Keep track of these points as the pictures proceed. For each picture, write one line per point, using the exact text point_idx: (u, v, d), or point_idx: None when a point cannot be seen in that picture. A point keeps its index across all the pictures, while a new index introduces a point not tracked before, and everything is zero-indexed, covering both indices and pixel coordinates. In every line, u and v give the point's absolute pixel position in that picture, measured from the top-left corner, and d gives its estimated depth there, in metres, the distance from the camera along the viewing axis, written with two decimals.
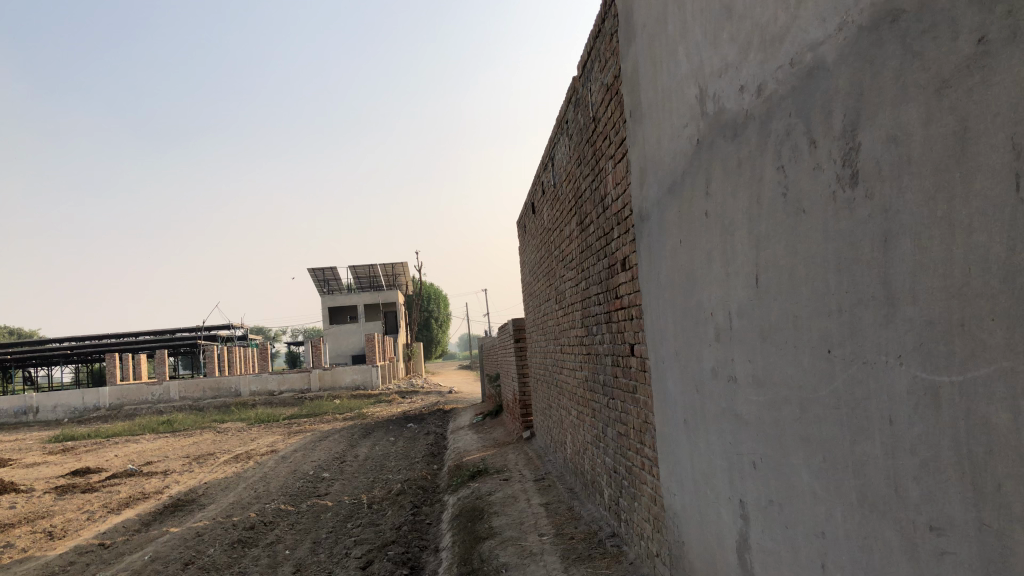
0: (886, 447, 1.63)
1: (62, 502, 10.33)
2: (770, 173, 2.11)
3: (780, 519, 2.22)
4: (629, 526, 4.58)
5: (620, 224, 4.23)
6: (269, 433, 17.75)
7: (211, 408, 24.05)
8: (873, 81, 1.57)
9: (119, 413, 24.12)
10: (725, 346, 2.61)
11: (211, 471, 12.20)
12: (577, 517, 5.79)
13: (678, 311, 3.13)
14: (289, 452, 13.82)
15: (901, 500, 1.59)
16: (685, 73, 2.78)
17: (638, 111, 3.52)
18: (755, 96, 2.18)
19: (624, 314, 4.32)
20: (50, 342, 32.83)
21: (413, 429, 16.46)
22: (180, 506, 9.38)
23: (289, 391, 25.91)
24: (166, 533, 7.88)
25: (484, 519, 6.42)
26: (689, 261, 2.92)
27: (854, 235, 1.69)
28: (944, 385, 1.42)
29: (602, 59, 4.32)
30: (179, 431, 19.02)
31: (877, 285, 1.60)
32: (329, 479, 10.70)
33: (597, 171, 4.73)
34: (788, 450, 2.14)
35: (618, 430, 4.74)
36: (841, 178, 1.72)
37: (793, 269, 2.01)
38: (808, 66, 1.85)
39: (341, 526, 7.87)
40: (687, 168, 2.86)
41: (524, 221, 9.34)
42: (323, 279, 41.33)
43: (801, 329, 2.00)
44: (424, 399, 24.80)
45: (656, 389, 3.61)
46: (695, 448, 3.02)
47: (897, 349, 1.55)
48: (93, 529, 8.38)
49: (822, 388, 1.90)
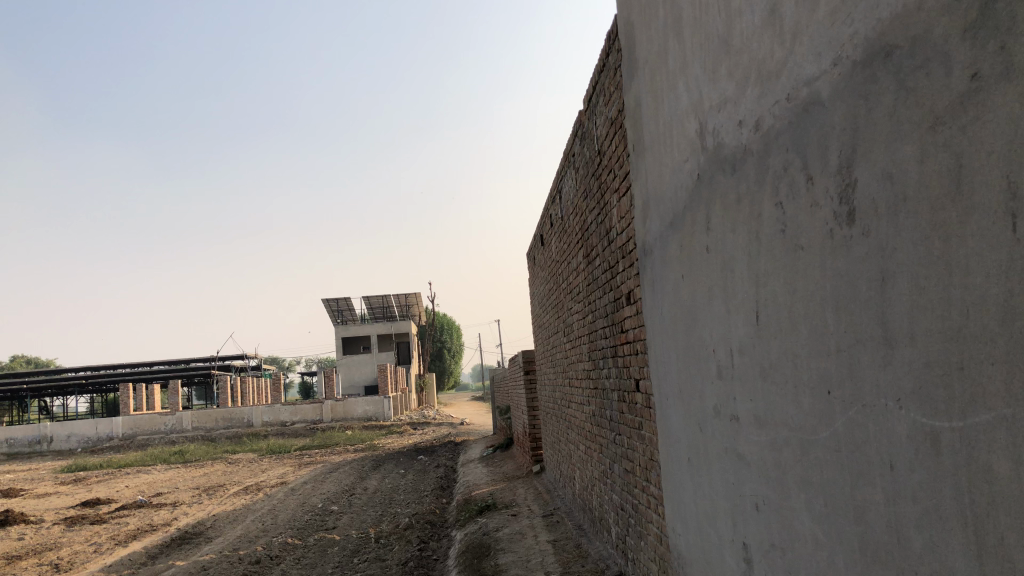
0: (887, 493, 1.57)
1: (70, 534, 10.28)
2: (768, 209, 2.07)
3: (783, 565, 2.16)
4: (636, 564, 4.49)
5: (625, 258, 4.20)
6: (279, 464, 17.67)
7: (223, 439, 23.99)
8: (867, 117, 1.54)
9: (132, 444, 24.12)
10: (726, 383, 2.56)
11: (220, 503, 12.14)
12: (585, 554, 5.69)
13: (681, 347, 3.08)
14: (299, 484, 13.73)
15: (904, 550, 1.52)
16: (685, 108, 2.77)
17: (641, 145, 3.49)
18: (753, 130, 2.15)
19: (629, 349, 4.27)
20: (65, 372, 32.92)
21: (423, 461, 16.33)
22: (187, 539, 9.31)
23: (301, 422, 25.84)
24: (172, 566, 7.81)
25: (490, 557, 6.33)
26: (690, 297, 2.88)
27: (851, 274, 1.64)
28: (943, 431, 1.37)
29: (606, 93, 4.32)
30: (190, 462, 18.99)
31: (875, 326, 1.56)
32: (338, 512, 10.61)
33: (602, 204, 4.71)
34: (790, 494, 2.07)
35: (624, 466, 4.67)
36: (837, 216, 1.69)
37: (793, 307, 1.96)
38: (804, 101, 1.82)
39: (347, 561, 7.78)
40: (688, 202, 2.83)
41: (533, 253, 9.32)
42: (338, 309, 41.46)
43: (801, 368, 1.95)
44: (435, 430, 24.68)
45: (660, 426, 3.55)
46: (698, 487, 2.95)
47: (896, 392, 1.50)
48: (99, 562, 8.32)
49: (822, 431, 1.85)
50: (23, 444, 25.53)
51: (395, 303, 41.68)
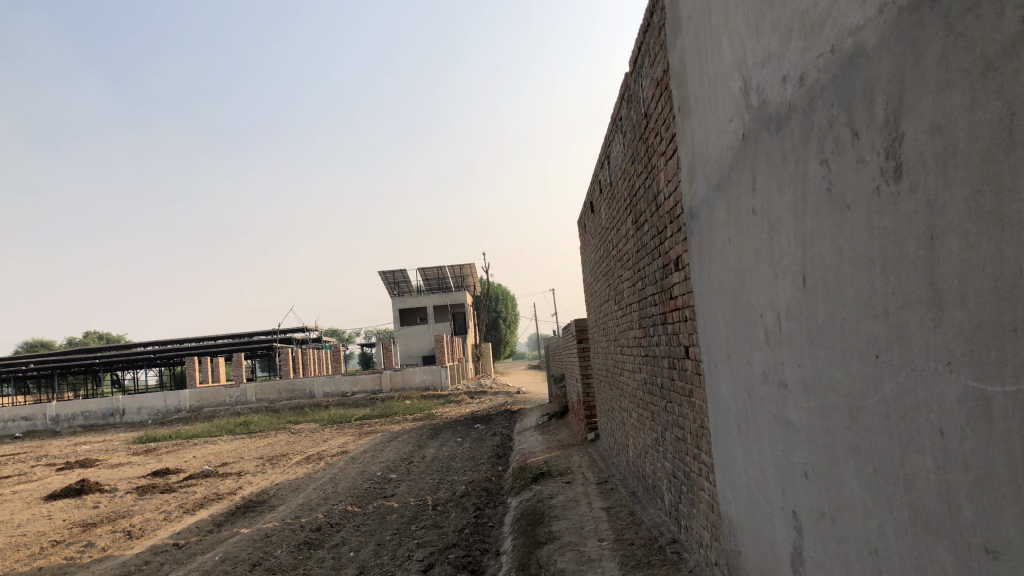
0: (938, 462, 1.51)
1: (141, 502, 10.67)
2: (813, 167, 2.00)
3: (833, 534, 2.10)
4: (688, 532, 4.46)
5: (673, 223, 4.12)
6: (340, 434, 18.04)
7: (286, 410, 24.58)
8: (915, 68, 1.45)
9: (199, 416, 24.89)
10: (774, 348, 2.49)
11: (283, 472, 12.46)
12: (638, 522, 5.68)
13: (728, 312, 3.01)
14: (358, 454, 13.98)
15: (955, 518, 1.46)
16: (729, 65, 2.67)
17: (686, 105, 3.40)
18: (797, 86, 2.06)
19: (678, 315, 4.20)
20: (135, 346, 33.94)
21: (480, 430, 16.47)
22: (251, 507, 9.57)
23: (361, 392, 26.30)
24: (236, 534, 8.04)
25: (544, 524, 6.36)
26: (737, 261, 2.80)
27: (898, 232, 1.57)
28: (996, 397, 1.30)
29: (651, 53, 4.21)
30: (254, 433, 19.53)
31: (924, 286, 1.48)
32: (396, 480, 10.80)
33: (650, 168, 4.62)
34: (838, 461, 2.02)
35: (676, 434, 4.62)
36: (883, 172, 1.61)
37: (840, 269, 1.89)
38: (848, 52, 1.73)
39: (405, 528, 7.90)
40: (734, 163, 2.75)
41: (583, 221, 9.22)
42: (394, 281, 41.95)
43: (849, 333, 1.88)
44: (492, 399, 24.84)
45: (710, 393, 3.50)
46: (748, 454, 2.90)
47: (946, 355, 1.43)
48: (168, 529, 8.61)
49: (870, 395, 1.78)
50: (97, 416, 26.37)
51: (450, 274, 42.00)
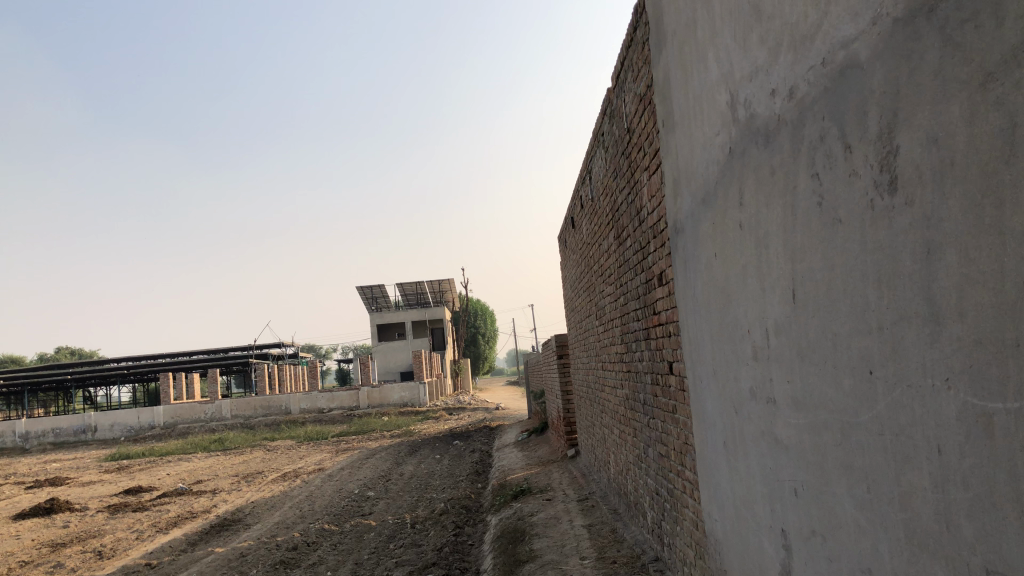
0: (935, 479, 1.48)
1: (113, 521, 10.46)
2: (803, 181, 1.98)
3: (824, 552, 2.07)
4: (671, 550, 4.43)
5: (656, 238, 4.11)
6: (317, 451, 17.83)
7: (261, 426, 24.30)
8: (910, 79, 1.43)
9: (173, 432, 24.54)
10: (763, 364, 2.47)
11: (259, 490, 12.29)
12: (620, 539, 5.63)
13: (714, 328, 2.99)
14: (335, 471, 13.81)
15: (953, 537, 1.43)
16: (715, 79, 2.66)
17: (670, 121, 3.39)
18: (787, 99, 2.05)
19: (662, 331, 4.18)
20: (108, 361, 33.45)
21: (458, 447, 16.35)
22: (226, 526, 9.42)
23: (338, 408, 26.09)
24: (210, 553, 7.90)
25: (525, 542, 6.29)
26: (724, 276, 2.78)
27: (893, 247, 1.55)
28: (998, 414, 1.27)
29: (634, 68, 4.21)
30: (229, 450, 19.27)
31: (921, 301, 1.46)
32: (374, 498, 10.68)
33: (632, 183, 4.61)
34: (830, 478, 1.99)
35: (659, 451, 4.58)
36: (878, 185, 1.59)
37: (831, 284, 1.86)
38: (840, 65, 1.71)
39: (383, 546, 7.80)
40: (720, 177, 2.73)
41: (564, 236, 9.20)
42: (372, 297, 41.80)
43: (840, 349, 1.86)
44: (471, 416, 24.74)
45: (694, 410, 3.47)
46: (734, 471, 2.86)
47: (944, 371, 1.41)
48: (141, 549, 8.45)
49: (863, 412, 1.76)
50: (69, 433, 25.93)
51: (429, 290, 41.94)
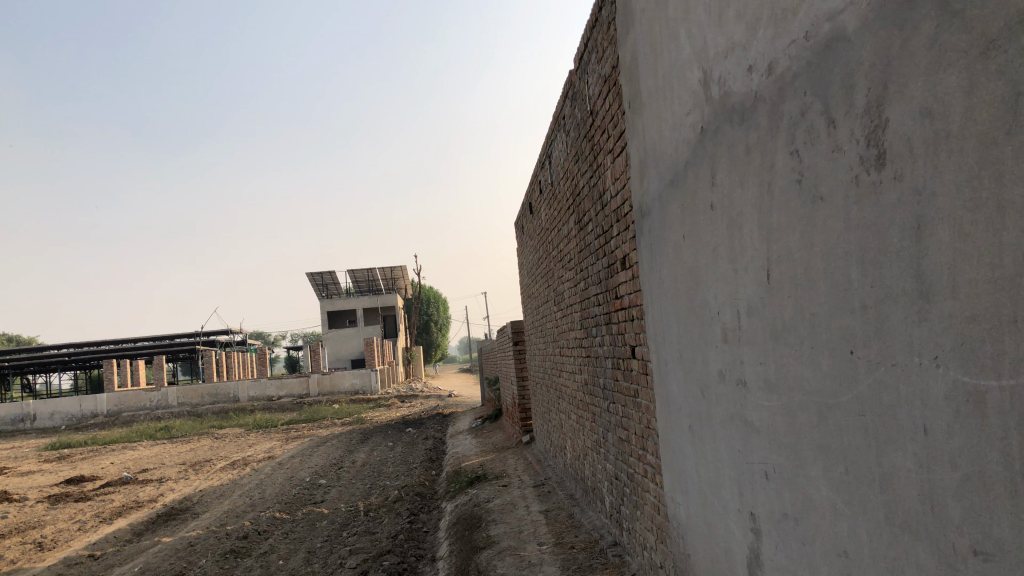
0: (920, 460, 1.45)
1: (54, 512, 10.14)
2: (782, 158, 1.94)
3: (796, 535, 2.05)
4: (631, 535, 4.41)
5: (620, 222, 4.06)
6: (267, 439, 17.52)
7: (209, 414, 23.83)
8: (903, 48, 1.39)
9: (117, 420, 23.92)
10: (733, 347, 2.44)
11: (208, 478, 12.03)
12: (578, 525, 5.61)
13: (681, 311, 2.95)
14: (285, 459, 13.58)
15: (938, 519, 1.41)
16: (688, 57, 2.61)
17: (637, 101, 3.34)
18: (765, 76, 2.01)
19: (624, 315, 4.15)
20: (48, 347, 32.48)
21: (412, 434, 16.23)
22: (173, 515, 9.19)
23: (288, 396, 25.71)
24: (157, 543, 7.69)
25: (481, 528, 6.23)
26: (693, 257, 2.74)
27: (879, 223, 1.52)
28: (991, 391, 1.25)
29: (599, 49, 4.15)
30: (176, 438, 18.85)
31: (909, 278, 1.43)
32: (327, 486, 10.53)
33: (595, 166, 4.56)
34: (804, 459, 1.96)
35: (619, 435, 4.57)
36: (864, 160, 1.55)
37: (810, 263, 1.83)
38: (825, 38, 1.67)
39: (337, 534, 7.68)
40: (691, 157, 2.69)
41: (521, 222, 9.13)
42: (323, 283, 41.23)
43: (819, 329, 1.83)
44: (423, 403, 24.61)
45: (658, 392, 3.46)
46: (700, 455, 2.84)
47: (933, 349, 1.38)
48: (84, 540, 8.20)
49: (843, 393, 1.73)
50: (6, 422, 25.14)
51: (380, 276, 41.57)
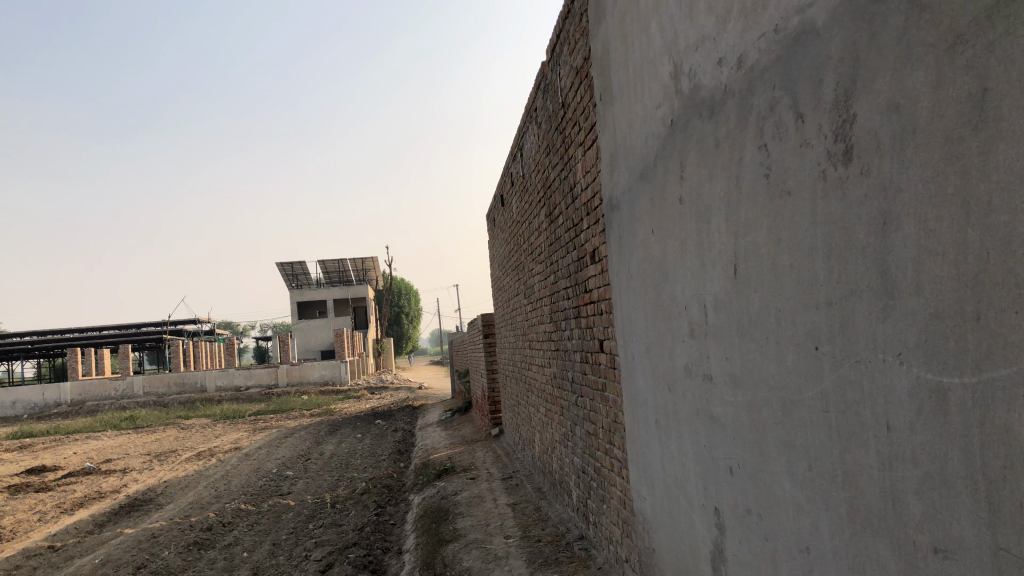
0: (882, 457, 1.45)
1: (14, 502, 9.94)
2: (750, 152, 1.93)
3: (759, 531, 2.05)
4: (597, 528, 4.42)
5: (590, 215, 4.05)
6: (233, 430, 17.33)
7: (175, 404, 23.54)
8: (871, 43, 1.38)
9: (81, 410, 23.55)
10: (699, 342, 2.43)
11: (172, 469, 11.87)
12: (545, 518, 5.61)
13: (649, 305, 2.94)
14: (252, 450, 13.44)
15: (899, 516, 1.41)
16: (658, 49, 2.59)
17: (608, 93, 3.32)
18: (734, 69, 2.00)
19: (593, 309, 4.14)
20: (11, 335, 31.84)
21: (380, 426, 16.13)
22: (136, 506, 9.06)
23: (256, 386, 25.47)
24: (119, 535, 7.56)
25: (448, 521, 6.21)
26: (661, 252, 2.73)
27: (846, 218, 1.51)
28: (953, 389, 1.24)
29: (571, 41, 4.13)
30: (141, 428, 18.60)
31: (874, 274, 1.42)
32: (293, 477, 10.44)
33: (566, 159, 4.53)
34: (768, 456, 1.96)
35: (586, 429, 4.56)
36: (831, 155, 1.54)
37: (776, 258, 1.83)
38: (794, 32, 1.66)
39: (303, 526, 7.61)
40: (660, 151, 2.67)
41: (493, 214, 9.09)
42: (293, 273, 40.89)
43: (785, 324, 1.82)
44: (393, 395, 24.51)
45: (625, 386, 3.44)
46: (666, 450, 2.83)
47: (897, 346, 1.37)
48: (44, 531, 8.05)
49: (808, 389, 1.72)
50: None
51: (351, 267, 41.34)
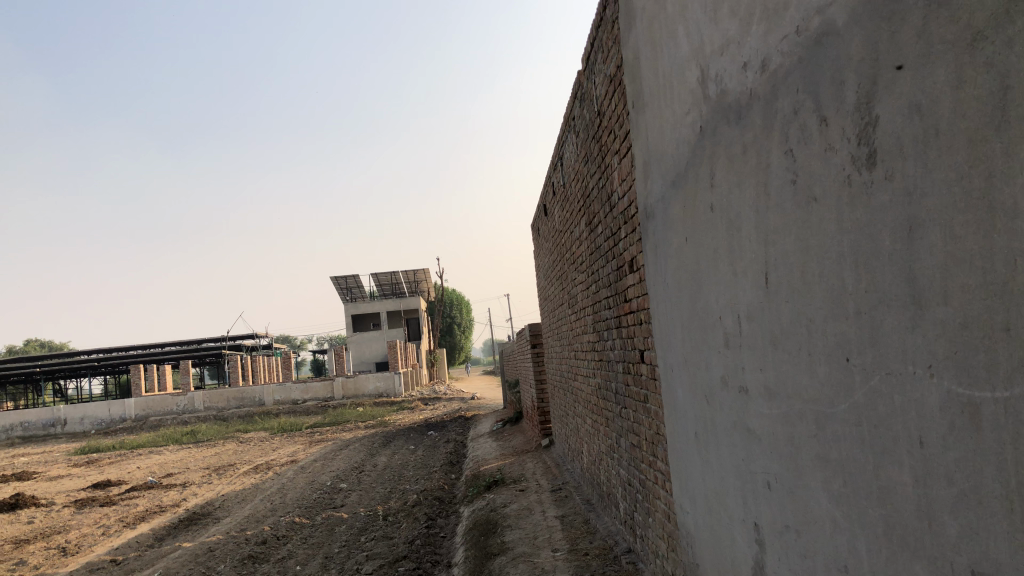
0: (916, 473, 1.38)
1: (79, 517, 10.23)
2: (776, 158, 1.87)
3: (798, 548, 1.98)
4: (644, 541, 4.35)
5: (627, 224, 4.00)
6: (290, 443, 17.58)
7: (234, 418, 24.01)
8: (891, 42, 1.33)
9: (145, 425, 24.16)
10: (734, 352, 2.37)
11: (230, 483, 12.09)
12: (593, 531, 5.54)
13: (685, 315, 2.88)
14: (308, 463, 13.61)
15: (936, 536, 1.34)
16: (686, 55, 2.55)
17: (640, 100, 3.27)
18: (758, 73, 1.95)
19: (633, 319, 4.08)
20: (77, 354, 32.93)
21: (433, 437, 16.19)
22: (195, 520, 9.23)
23: (312, 399, 25.84)
24: (177, 549, 7.70)
25: (497, 534, 6.18)
26: (694, 260, 2.68)
27: (871, 226, 1.45)
28: (985, 402, 1.17)
29: (604, 49, 4.10)
30: (201, 442, 19.00)
31: (901, 283, 1.36)
32: (347, 490, 10.53)
33: (603, 168, 4.49)
34: (804, 471, 1.89)
35: (631, 440, 4.50)
36: (855, 160, 1.48)
37: (805, 266, 1.77)
38: (815, 33, 1.61)
39: (355, 540, 7.67)
40: (690, 158, 2.62)
41: (537, 224, 9.09)
42: (347, 287, 41.44)
43: (816, 334, 1.76)
44: (447, 405, 24.61)
45: (665, 398, 3.37)
46: (706, 463, 2.76)
47: (926, 358, 1.31)
48: (107, 545, 8.24)
49: (840, 402, 1.66)
50: (37, 427, 25.44)
51: (403, 280, 41.76)
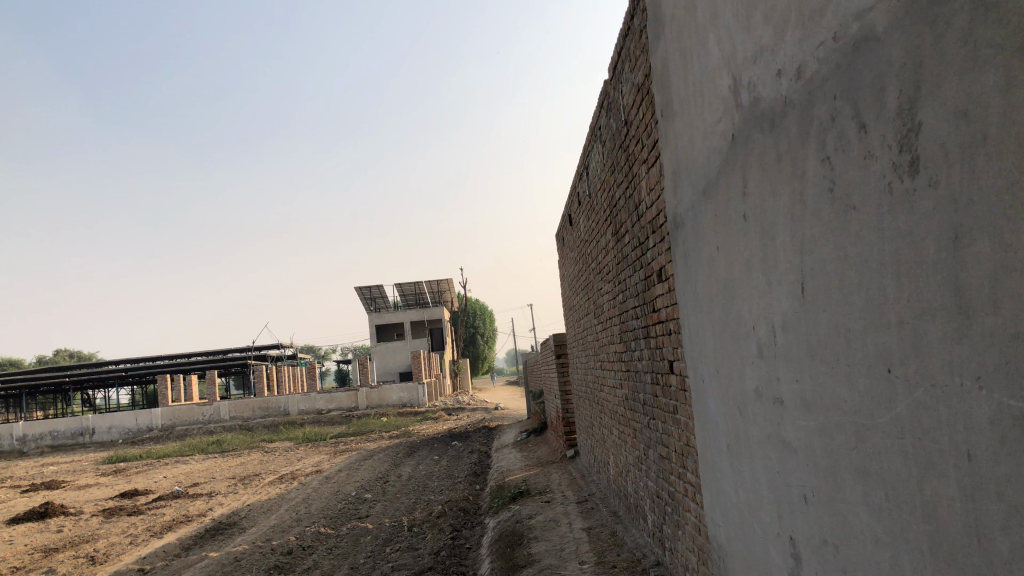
0: (964, 487, 1.34)
1: (107, 526, 10.30)
2: (813, 166, 1.84)
3: (837, 563, 1.94)
4: (673, 554, 4.29)
5: (655, 233, 3.98)
6: (315, 453, 17.64)
7: (259, 428, 24.13)
8: (935, 46, 1.30)
9: (171, 434, 24.36)
10: (769, 362, 2.33)
11: (256, 493, 12.14)
12: (621, 543, 5.48)
13: (716, 325, 2.85)
14: (333, 473, 13.63)
15: (986, 551, 1.30)
16: (717, 62, 2.52)
17: (669, 108, 3.25)
18: (793, 80, 1.92)
19: (661, 329, 4.05)
20: (106, 364, 33.29)
21: (457, 447, 16.17)
22: (220, 530, 9.26)
23: (337, 409, 25.93)
24: (204, 558, 7.73)
25: (523, 545, 6.14)
26: (726, 270, 2.65)
27: (914, 234, 1.42)
28: None
29: (631, 58, 4.08)
30: (227, 452, 19.12)
31: (947, 293, 1.33)
32: (371, 500, 10.54)
33: (630, 177, 4.46)
34: (843, 483, 1.85)
35: (659, 452, 4.45)
36: (897, 167, 1.46)
37: (844, 275, 1.73)
38: (854, 38, 1.58)
39: (380, 550, 7.65)
40: (722, 166, 2.60)
41: (561, 235, 9.08)
42: (371, 297, 41.62)
43: (855, 344, 1.72)
44: (470, 415, 24.59)
45: (696, 410, 3.33)
46: (739, 476, 2.73)
47: (975, 369, 1.28)
48: (135, 554, 8.29)
49: (880, 414, 1.62)
50: (66, 436, 25.73)
51: (427, 290, 41.87)
